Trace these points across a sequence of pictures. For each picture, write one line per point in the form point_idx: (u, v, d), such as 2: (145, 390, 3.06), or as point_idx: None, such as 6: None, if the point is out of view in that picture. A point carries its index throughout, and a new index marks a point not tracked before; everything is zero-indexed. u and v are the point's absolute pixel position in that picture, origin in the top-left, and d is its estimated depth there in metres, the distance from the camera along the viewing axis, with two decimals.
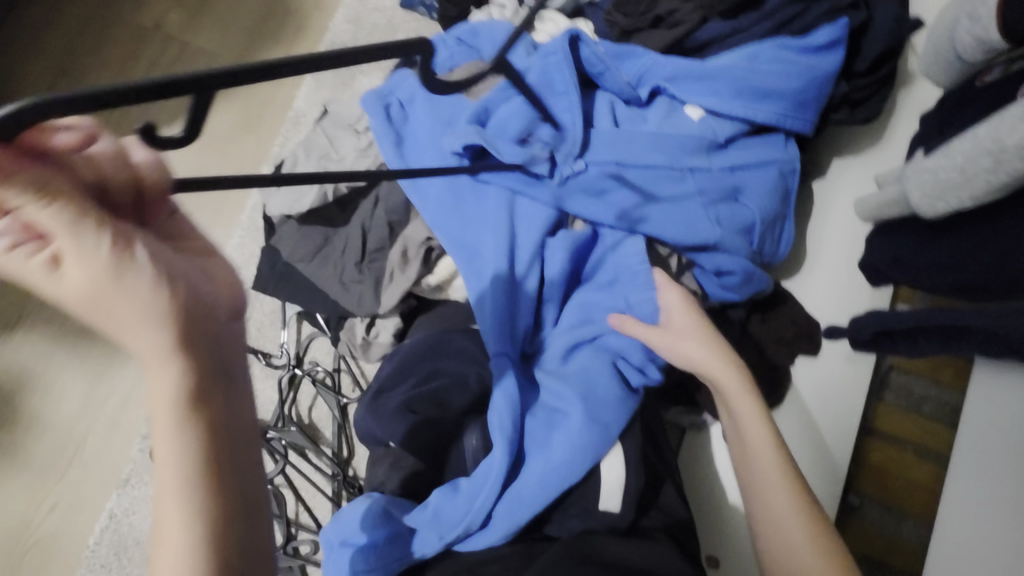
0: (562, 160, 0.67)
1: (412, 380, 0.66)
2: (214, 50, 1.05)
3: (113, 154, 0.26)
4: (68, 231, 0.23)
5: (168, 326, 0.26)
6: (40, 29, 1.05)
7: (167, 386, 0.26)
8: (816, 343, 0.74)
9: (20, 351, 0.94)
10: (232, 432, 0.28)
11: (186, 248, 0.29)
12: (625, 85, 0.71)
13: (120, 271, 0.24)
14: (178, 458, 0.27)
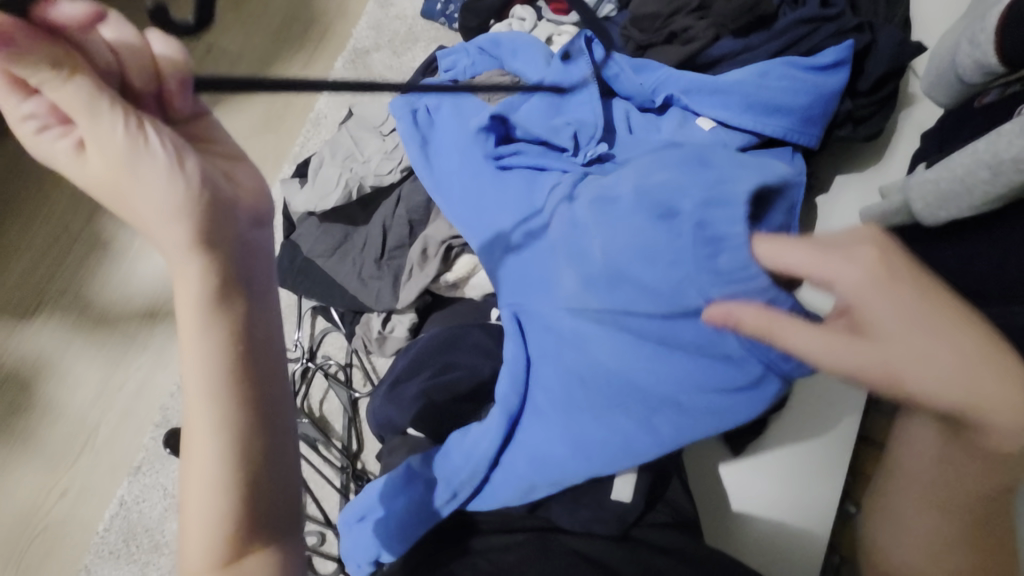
0: (585, 141, 0.71)
1: (429, 371, 0.68)
2: (239, 50, 1.08)
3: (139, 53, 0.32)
4: (91, 117, 0.30)
5: (173, 201, 0.32)
6: None
7: (180, 262, 0.32)
8: None
9: (38, 338, 0.96)
10: (240, 320, 0.33)
11: (211, 151, 0.35)
12: (640, 87, 0.76)
13: (134, 151, 0.31)
14: (199, 329, 0.32)
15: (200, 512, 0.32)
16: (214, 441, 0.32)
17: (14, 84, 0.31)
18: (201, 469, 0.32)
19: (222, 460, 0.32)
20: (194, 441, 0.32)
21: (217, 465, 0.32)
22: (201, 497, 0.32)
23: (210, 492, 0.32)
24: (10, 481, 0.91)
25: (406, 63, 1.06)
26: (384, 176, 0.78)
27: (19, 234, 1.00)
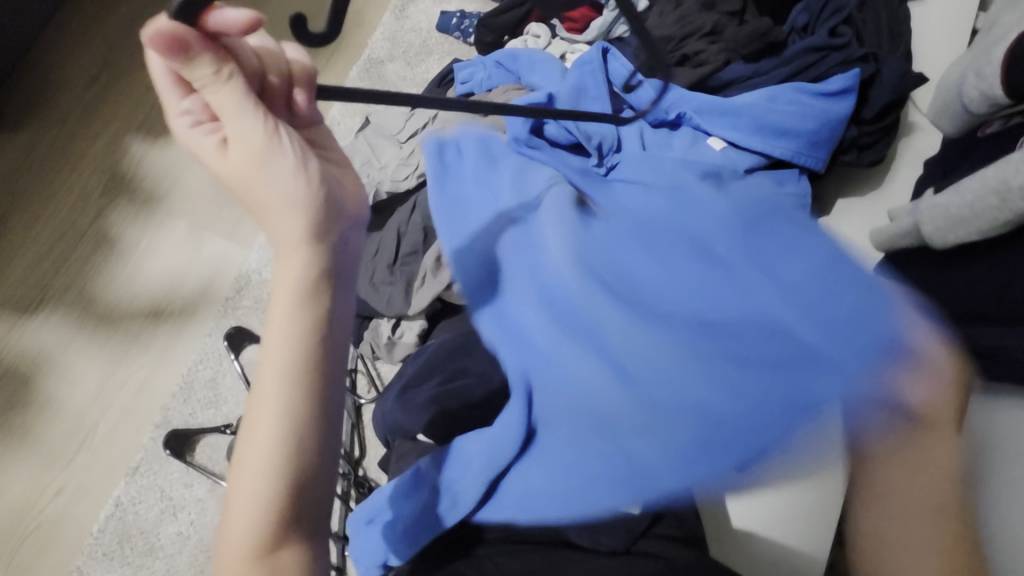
0: (606, 150, 0.74)
1: (438, 378, 0.68)
2: None
3: (281, 60, 0.35)
4: (249, 125, 0.33)
5: (302, 211, 0.35)
6: (88, 24, 1.09)
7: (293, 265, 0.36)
8: None
9: (40, 334, 0.95)
10: (326, 331, 0.38)
11: (327, 155, 0.38)
12: (654, 96, 0.77)
13: (270, 153, 0.34)
14: (290, 331, 0.37)
15: (247, 509, 0.36)
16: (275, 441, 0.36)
17: (175, 80, 0.33)
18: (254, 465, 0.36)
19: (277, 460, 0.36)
20: (254, 434, 0.37)
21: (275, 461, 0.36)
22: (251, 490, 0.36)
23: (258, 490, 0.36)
24: (4, 478, 0.90)
25: (420, 75, 1.08)
26: (400, 182, 0.79)
27: (26, 229, 1.00)
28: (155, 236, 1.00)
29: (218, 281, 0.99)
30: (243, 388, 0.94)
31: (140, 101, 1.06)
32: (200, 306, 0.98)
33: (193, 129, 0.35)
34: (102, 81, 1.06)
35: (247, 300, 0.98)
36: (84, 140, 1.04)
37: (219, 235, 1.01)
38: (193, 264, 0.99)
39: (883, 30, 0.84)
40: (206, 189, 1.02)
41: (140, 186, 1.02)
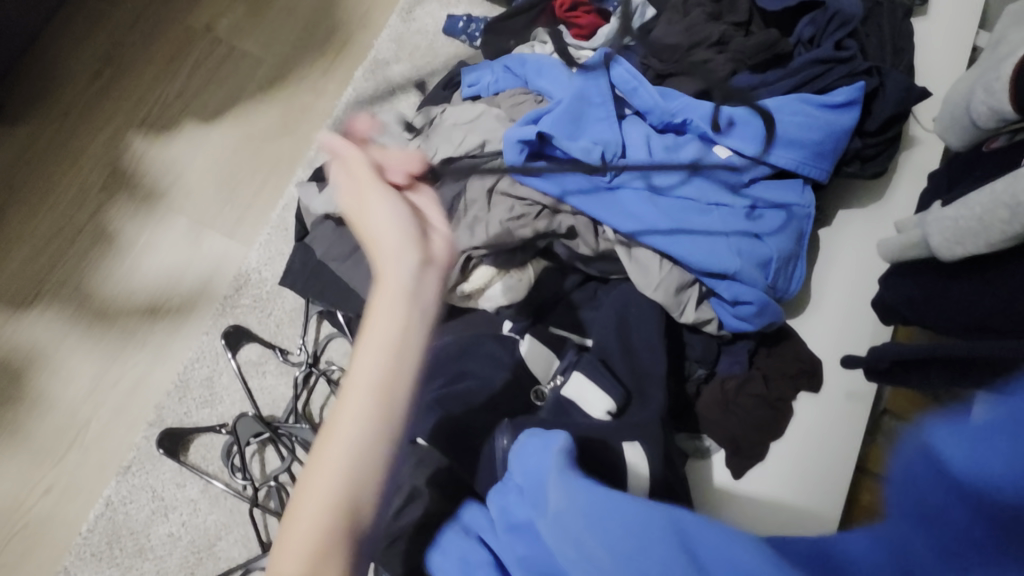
0: (609, 158, 0.74)
1: (442, 379, 0.70)
2: (260, 54, 1.09)
3: (404, 162, 0.61)
4: (387, 196, 0.54)
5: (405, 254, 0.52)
6: (92, 19, 1.08)
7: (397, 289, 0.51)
8: (816, 380, 0.82)
9: (34, 329, 0.94)
10: (411, 349, 0.50)
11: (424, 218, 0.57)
12: (657, 103, 0.77)
13: (376, 189, 0.54)
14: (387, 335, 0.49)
15: (332, 475, 0.46)
16: (360, 423, 0.47)
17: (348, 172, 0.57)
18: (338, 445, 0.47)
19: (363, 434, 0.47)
20: (342, 422, 0.47)
21: (359, 438, 0.47)
22: (337, 464, 0.47)
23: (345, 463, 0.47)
24: None
25: (425, 77, 1.08)
26: None
27: (23, 223, 0.99)
28: (155, 232, 0.99)
29: (217, 279, 0.98)
30: (239, 388, 0.93)
31: (143, 97, 1.05)
32: (197, 304, 0.97)
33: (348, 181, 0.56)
34: (104, 76, 1.06)
35: (246, 299, 0.97)
36: (84, 133, 1.03)
37: (219, 233, 1.00)
38: (192, 262, 0.98)
39: (887, 45, 0.84)
40: (207, 187, 1.02)
41: (141, 182, 1.01)
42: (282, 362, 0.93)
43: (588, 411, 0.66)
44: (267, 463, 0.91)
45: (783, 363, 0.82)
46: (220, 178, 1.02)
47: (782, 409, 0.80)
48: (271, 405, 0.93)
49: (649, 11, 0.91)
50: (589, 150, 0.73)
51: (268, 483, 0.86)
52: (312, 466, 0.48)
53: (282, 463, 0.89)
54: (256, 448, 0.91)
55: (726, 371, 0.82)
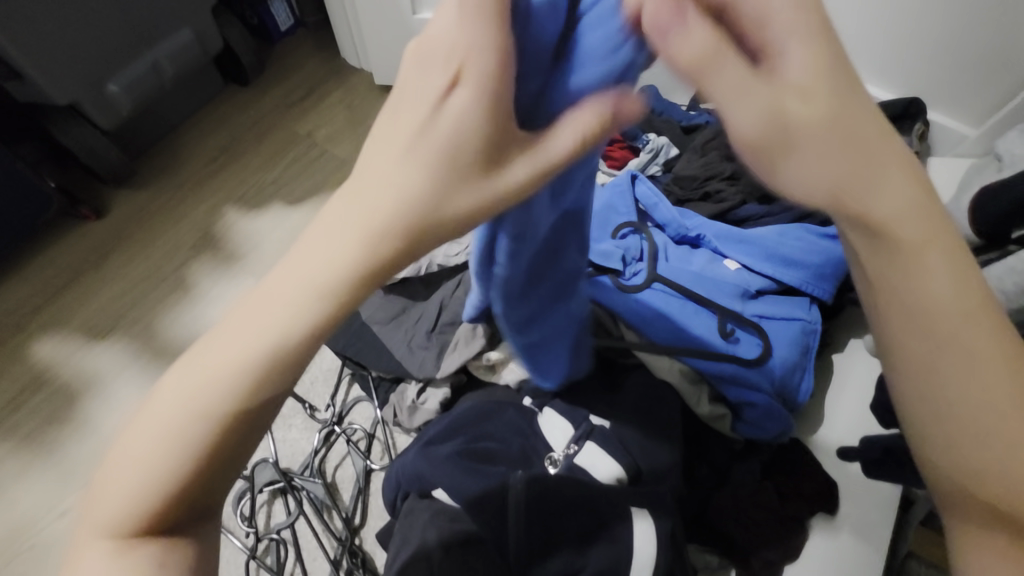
0: (629, 262, 0.84)
1: (462, 438, 0.71)
2: (345, 158, 1.30)
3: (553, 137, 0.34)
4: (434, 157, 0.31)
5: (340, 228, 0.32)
6: (218, 119, 1.34)
7: (375, 210, 0.31)
8: (833, 505, 0.81)
9: (99, 359, 1.05)
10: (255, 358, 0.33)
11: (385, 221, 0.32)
12: (674, 221, 0.90)
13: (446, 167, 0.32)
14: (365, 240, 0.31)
15: (186, 389, 0.34)
16: (229, 374, 0.33)
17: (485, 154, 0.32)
18: (250, 327, 0.33)
19: (237, 382, 0.33)
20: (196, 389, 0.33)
21: (291, 345, 0.32)
22: (157, 432, 0.33)
23: (227, 379, 0.33)
24: (21, 488, 0.94)
25: None
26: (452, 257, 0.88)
27: (117, 268, 1.15)
28: (224, 289, 1.13)
29: None
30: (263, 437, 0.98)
31: (243, 180, 1.26)
32: None
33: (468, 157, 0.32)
34: (218, 161, 1.28)
35: None
36: (190, 201, 1.23)
37: None
38: None
39: None
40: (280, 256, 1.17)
41: (223, 246, 1.17)
42: (308, 418, 0.99)
43: (596, 477, 0.67)
44: (274, 516, 0.92)
45: (798, 481, 0.82)
46: None
47: (796, 528, 0.79)
48: (290, 457, 0.96)
49: (673, 151, 1.07)
50: (611, 254, 0.83)
51: (270, 536, 0.87)
52: (154, 416, 0.34)
53: (286, 518, 0.91)
54: (267, 498, 0.93)
55: (739, 479, 0.81)
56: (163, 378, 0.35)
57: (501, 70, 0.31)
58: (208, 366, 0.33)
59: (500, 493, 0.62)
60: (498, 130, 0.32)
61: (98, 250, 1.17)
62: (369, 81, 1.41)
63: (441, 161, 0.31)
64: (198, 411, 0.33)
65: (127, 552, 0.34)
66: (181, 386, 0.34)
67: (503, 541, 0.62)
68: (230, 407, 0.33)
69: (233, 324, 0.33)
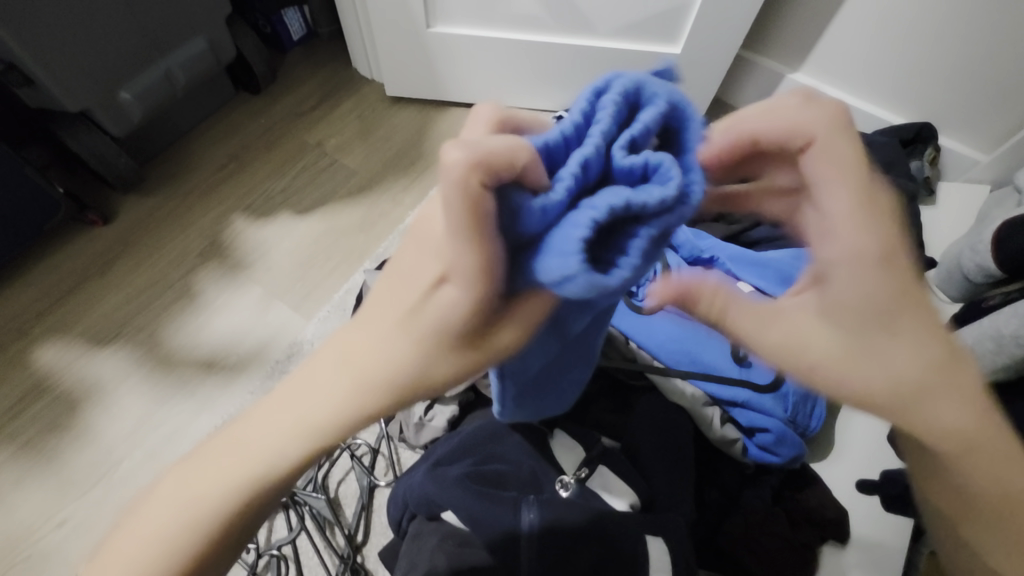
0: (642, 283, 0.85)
1: (471, 460, 0.70)
2: (355, 168, 1.29)
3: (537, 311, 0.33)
4: (413, 325, 0.33)
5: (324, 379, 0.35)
6: (228, 127, 1.34)
7: (364, 371, 0.34)
8: (844, 532, 0.80)
9: (102, 367, 1.04)
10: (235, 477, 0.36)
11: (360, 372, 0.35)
12: (688, 242, 0.90)
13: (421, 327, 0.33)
14: (350, 405, 0.34)
15: (176, 505, 0.37)
16: (223, 487, 0.36)
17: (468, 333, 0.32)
18: (239, 454, 0.36)
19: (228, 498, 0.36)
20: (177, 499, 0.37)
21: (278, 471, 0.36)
22: (148, 525, 0.37)
23: (214, 498, 0.36)
24: (17, 498, 0.93)
25: None
26: None
27: (123, 274, 1.14)
28: (230, 298, 1.12)
29: (273, 344, 1.07)
30: None
31: (252, 188, 1.26)
32: (250, 364, 1.05)
33: (440, 318, 0.32)
34: (227, 169, 1.28)
35: (294, 366, 1.04)
36: (198, 209, 1.22)
37: (286, 305, 1.11)
38: (256, 327, 1.09)
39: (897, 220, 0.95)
40: (287, 265, 1.16)
41: (231, 255, 1.17)
42: None
43: (611, 502, 0.66)
44: (275, 531, 0.91)
45: (808, 508, 0.80)
46: (299, 260, 1.17)
47: (806, 556, 0.77)
48: None
49: None
50: None
51: (271, 552, 0.85)
52: (146, 505, 0.39)
53: (287, 534, 0.89)
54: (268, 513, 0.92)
55: (749, 505, 0.79)
56: (164, 478, 0.39)
57: (488, 277, 0.29)
58: (201, 482, 0.37)
59: (512, 521, 0.61)
60: (481, 317, 0.32)
61: (105, 255, 1.16)
62: (381, 92, 1.41)
63: (420, 332, 0.33)
64: (189, 522, 0.37)
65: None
66: (166, 495, 0.37)
67: (514, 567, 0.60)
68: (217, 525, 0.37)
69: (223, 447, 0.37)
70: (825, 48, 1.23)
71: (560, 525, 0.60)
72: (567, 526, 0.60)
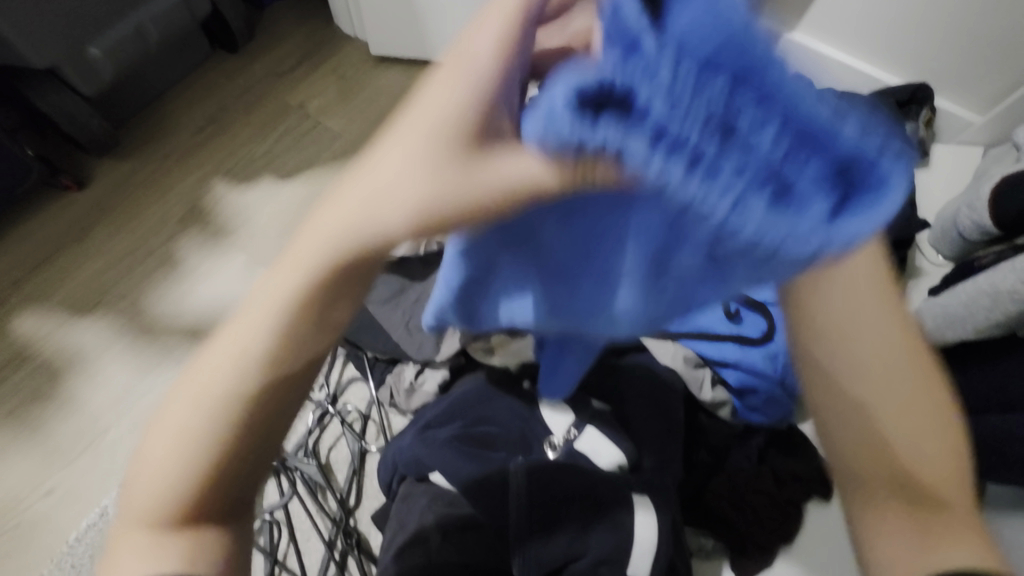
0: None
1: (461, 422, 0.70)
2: (339, 130, 1.25)
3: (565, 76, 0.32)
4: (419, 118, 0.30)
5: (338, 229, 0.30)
6: (205, 87, 1.28)
7: (370, 190, 0.30)
8: (829, 489, 0.81)
9: (83, 335, 1.02)
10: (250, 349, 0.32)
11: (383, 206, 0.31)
12: None
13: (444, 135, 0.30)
14: (334, 252, 0.30)
15: (184, 417, 0.32)
16: (225, 371, 0.32)
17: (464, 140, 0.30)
18: (248, 334, 0.32)
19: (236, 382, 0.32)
20: (184, 411, 0.32)
21: (260, 346, 0.31)
22: (168, 449, 0.32)
23: (225, 385, 0.32)
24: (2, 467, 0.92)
25: None
26: None
27: (101, 240, 1.11)
28: (213, 265, 1.09)
29: None
30: None
31: (233, 151, 1.21)
32: None
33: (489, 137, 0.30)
34: (206, 131, 1.23)
35: None
36: (177, 172, 1.18)
37: None
38: (241, 293, 1.07)
39: None
40: (271, 231, 1.13)
41: (212, 220, 1.14)
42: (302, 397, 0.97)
43: (598, 464, 0.66)
44: (266, 496, 0.91)
45: (795, 466, 0.81)
46: (284, 225, 1.14)
47: (791, 513, 0.79)
48: None
49: None
50: None
51: (263, 516, 0.86)
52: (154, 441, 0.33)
53: (278, 499, 0.89)
54: None
55: (736, 465, 0.80)
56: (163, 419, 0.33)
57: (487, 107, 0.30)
58: (203, 382, 0.32)
59: (502, 477, 0.62)
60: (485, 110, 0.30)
61: (81, 221, 1.12)
62: (364, 52, 1.36)
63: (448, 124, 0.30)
64: (213, 419, 0.32)
65: (161, 551, 0.34)
66: (166, 401, 0.33)
67: (503, 522, 0.61)
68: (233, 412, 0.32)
69: (215, 349, 0.32)
70: (823, 5, 1.19)
71: (538, 466, 0.61)
72: (543, 468, 0.61)
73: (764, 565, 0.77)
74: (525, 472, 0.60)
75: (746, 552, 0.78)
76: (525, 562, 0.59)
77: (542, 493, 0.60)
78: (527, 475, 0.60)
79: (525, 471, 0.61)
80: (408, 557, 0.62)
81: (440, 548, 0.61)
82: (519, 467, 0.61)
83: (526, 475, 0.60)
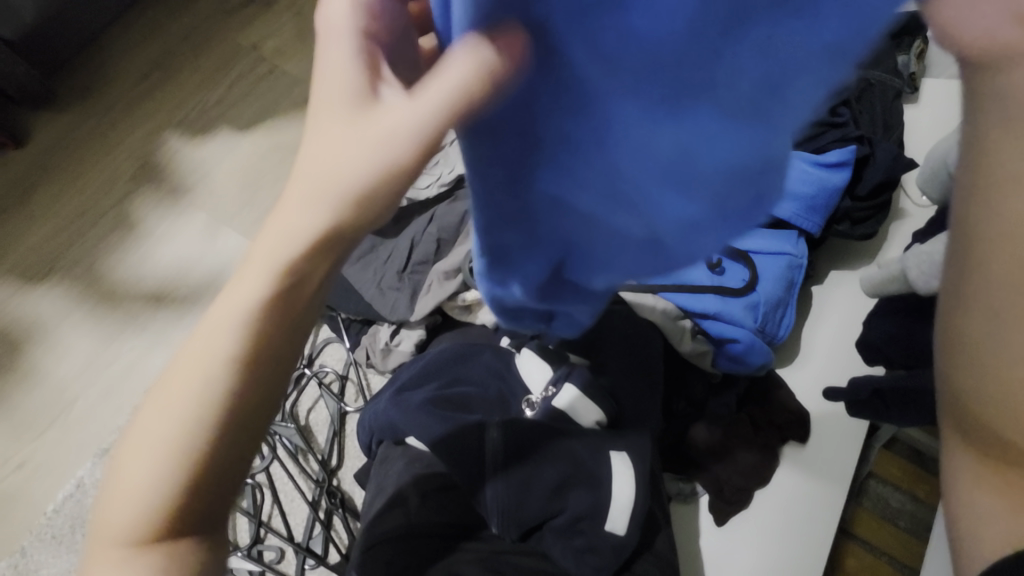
0: None
1: (436, 383, 0.68)
2: (298, 75, 1.16)
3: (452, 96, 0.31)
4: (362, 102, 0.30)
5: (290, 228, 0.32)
6: (147, 29, 1.17)
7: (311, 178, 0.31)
8: (804, 432, 0.82)
9: (40, 304, 0.97)
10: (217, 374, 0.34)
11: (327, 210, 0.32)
12: None
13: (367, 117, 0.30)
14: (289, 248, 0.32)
15: (173, 405, 0.34)
16: (198, 388, 0.34)
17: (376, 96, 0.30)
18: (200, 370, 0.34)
19: (211, 390, 0.34)
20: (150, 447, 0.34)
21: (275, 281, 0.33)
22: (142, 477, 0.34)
23: (185, 412, 0.34)
24: None
25: None
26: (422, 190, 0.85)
27: (48, 201, 1.03)
28: (172, 226, 1.03)
29: (226, 274, 1.00)
30: None
31: (182, 101, 1.12)
32: (202, 296, 0.99)
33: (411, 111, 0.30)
34: (151, 79, 1.13)
35: None
36: (124, 126, 1.09)
37: (234, 231, 1.03)
38: (205, 255, 1.02)
39: (878, 120, 0.91)
40: (232, 187, 1.07)
41: (167, 177, 1.06)
42: None
43: (575, 420, 0.65)
44: None
45: (771, 411, 0.82)
46: (245, 181, 1.07)
47: (768, 456, 0.80)
48: None
49: None
50: None
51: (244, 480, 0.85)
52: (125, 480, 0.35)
53: (259, 462, 0.88)
54: None
55: (714, 412, 0.81)
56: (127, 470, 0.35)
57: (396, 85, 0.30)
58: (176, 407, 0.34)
59: (477, 436, 0.60)
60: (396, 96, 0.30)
61: (24, 181, 1.04)
62: None
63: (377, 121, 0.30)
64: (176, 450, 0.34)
65: (143, 550, 0.35)
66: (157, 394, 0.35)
67: (478, 481, 0.60)
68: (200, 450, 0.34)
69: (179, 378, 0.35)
70: None
71: (515, 422, 0.60)
72: (521, 424, 0.60)
73: (742, 507, 0.79)
74: (503, 429, 0.60)
75: (725, 500, 0.78)
76: (504, 519, 0.59)
77: (519, 451, 0.59)
78: (504, 433, 0.60)
79: (503, 429, 0.60)
80: (389, 518, 0.61)
81: (421, 508, 0.62)
82: (496, 425, 0.60)
83: (504, 433, 0.60)
